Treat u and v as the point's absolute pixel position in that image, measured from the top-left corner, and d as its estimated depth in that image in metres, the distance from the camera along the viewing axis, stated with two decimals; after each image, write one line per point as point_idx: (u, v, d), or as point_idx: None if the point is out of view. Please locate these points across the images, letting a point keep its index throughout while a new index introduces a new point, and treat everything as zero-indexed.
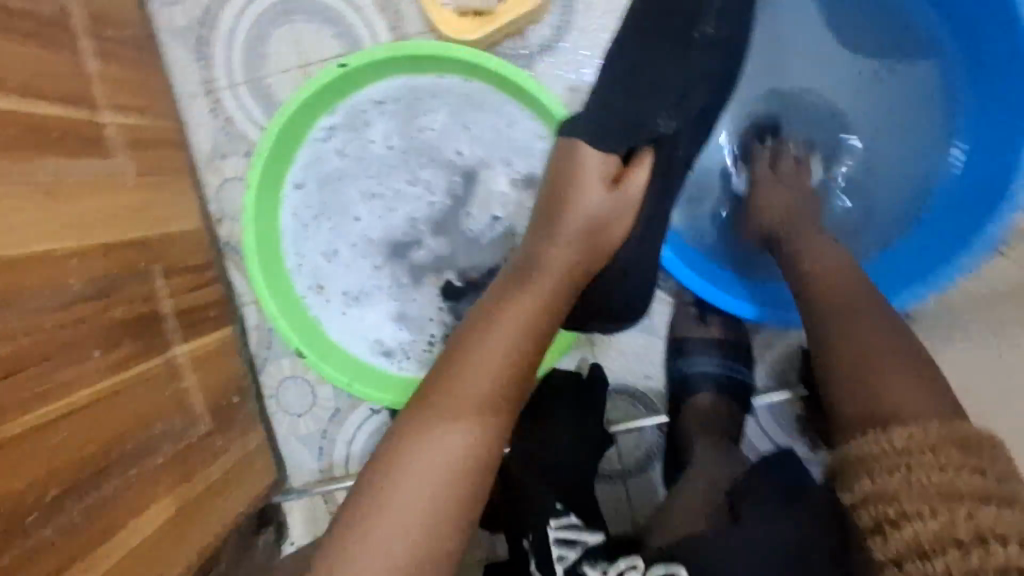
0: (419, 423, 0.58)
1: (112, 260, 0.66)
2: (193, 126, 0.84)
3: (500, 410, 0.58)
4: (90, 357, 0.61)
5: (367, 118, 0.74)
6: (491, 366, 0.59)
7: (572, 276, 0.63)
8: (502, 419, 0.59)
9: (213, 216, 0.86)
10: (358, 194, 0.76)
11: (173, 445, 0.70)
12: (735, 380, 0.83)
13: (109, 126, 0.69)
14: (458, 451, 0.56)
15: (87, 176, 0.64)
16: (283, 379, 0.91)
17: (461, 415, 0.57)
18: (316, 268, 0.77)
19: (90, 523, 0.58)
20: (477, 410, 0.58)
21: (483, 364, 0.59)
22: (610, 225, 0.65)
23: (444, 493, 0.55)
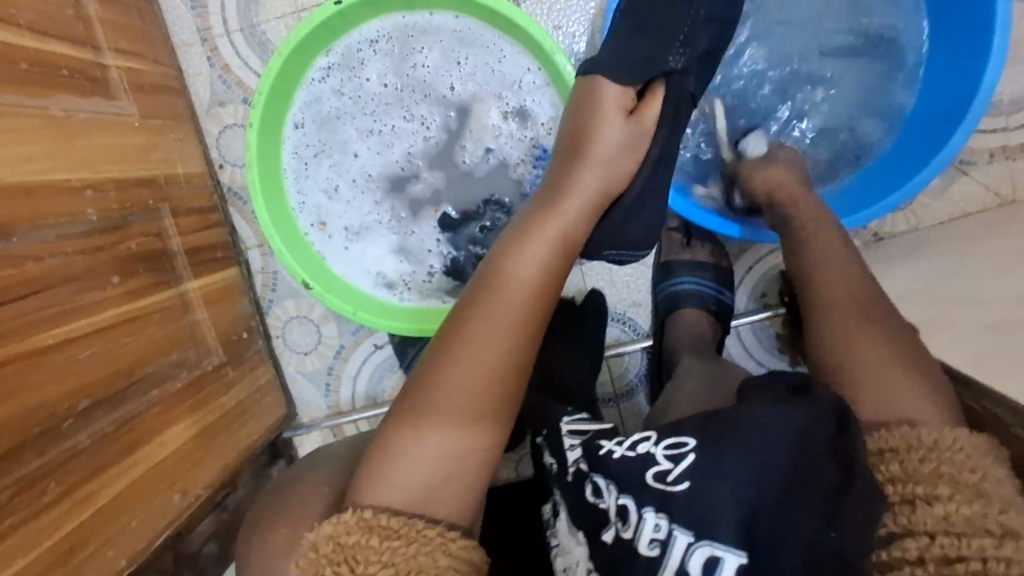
0: (442, 337, 0.63)
1: (123, 195, 0.69)
2: (192, 74, 0.87)
3: (504, 318, 0.62)
4: (108, 284, 0.64)
5: (362, 57, 0.77)
6: (511, 286, 0.63)
7: (565, 197, 0.68)
8: (515, 332, 0.62)
9: (214, 162, 0.89)
10: (356, 132, 0.79)
11: (190, 372, 0.74)
12: (720, 300, 0.86)
13: (111, 68, 0.72)
14: (482, 361, 0.60)
15: (95, 114, 0.67)
16: (290, 320, 0.95)
17: (481, 330, 0.62)
18: (317, 205, 0.81)
19: (119, 436, 0.62)
20: (495, 326, 0.62)
21: (496, 282, 0.64)
22: (605, 147, 0.68)
23: (470, 399, 0.59)
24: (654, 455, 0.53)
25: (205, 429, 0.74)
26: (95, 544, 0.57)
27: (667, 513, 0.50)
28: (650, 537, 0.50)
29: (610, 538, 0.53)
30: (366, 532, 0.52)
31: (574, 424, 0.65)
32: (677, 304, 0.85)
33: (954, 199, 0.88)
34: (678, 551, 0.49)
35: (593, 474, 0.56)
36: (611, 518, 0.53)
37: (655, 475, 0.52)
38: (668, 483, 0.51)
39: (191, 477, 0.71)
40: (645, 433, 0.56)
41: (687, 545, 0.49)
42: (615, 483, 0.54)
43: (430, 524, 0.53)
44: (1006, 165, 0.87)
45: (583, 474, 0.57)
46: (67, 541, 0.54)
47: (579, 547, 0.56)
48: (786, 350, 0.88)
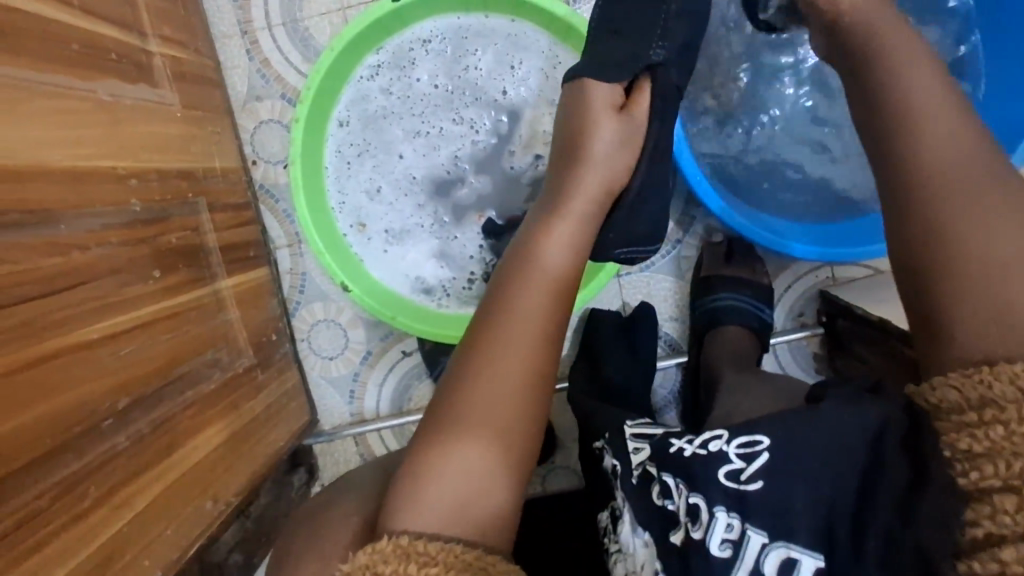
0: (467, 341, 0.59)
1: (165, 187, 0.66)
2: (229, 67, 0.85)
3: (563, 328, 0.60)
4: (149, 278, 0.61)
5: (413, 57, 0.76)
6: (547, 288, 0.60)
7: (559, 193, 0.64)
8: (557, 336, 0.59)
9: (248, 158, 0.87)
10: (402, 133, 0.77)
11: (222, 373, 0.70)
12: (761, 317, 0.85)
13: (156, 55, 0.69)
14: (506, 366, 0.56)
15: (140, 101, 0.65)
16: (316, 323, 0.92)
17: (514, 329, 0.58)
18: (358, 205, 0.78)
19: (154, 439, 0.58)
20: (554, 330, 0.59)
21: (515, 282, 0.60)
22: None
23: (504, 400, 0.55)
24: (725, 453, 0.51)
25: (235, 433, 0.71)
26: (131, 552, 0.54)
27: (740, 512, 0.49)
28: (721, 538, 0.49)
29: (679, 539, 0.52)
30: (403, 560, 0.45)
31: (641, 429, 0.63)
32: (716, 320, 0.83)
33: None
34: (752, 552, 0.47)
35: (662, 474, 0.55)
36: (681, 520, 0.52)
37: (726, 474, 0.50)
38: (741, 482, 0.49)
39: (222, 484, 0.68)
40: (716, 431, 0.54)
41: (762, 545, 0.47)
42: (686, 482, 0.52)
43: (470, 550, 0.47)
44: None
45: (653, 476, 0.56)
46: (106, 548, 0.51)
47: (644, 548, 0.55)
48: (824, 370, 0.87)
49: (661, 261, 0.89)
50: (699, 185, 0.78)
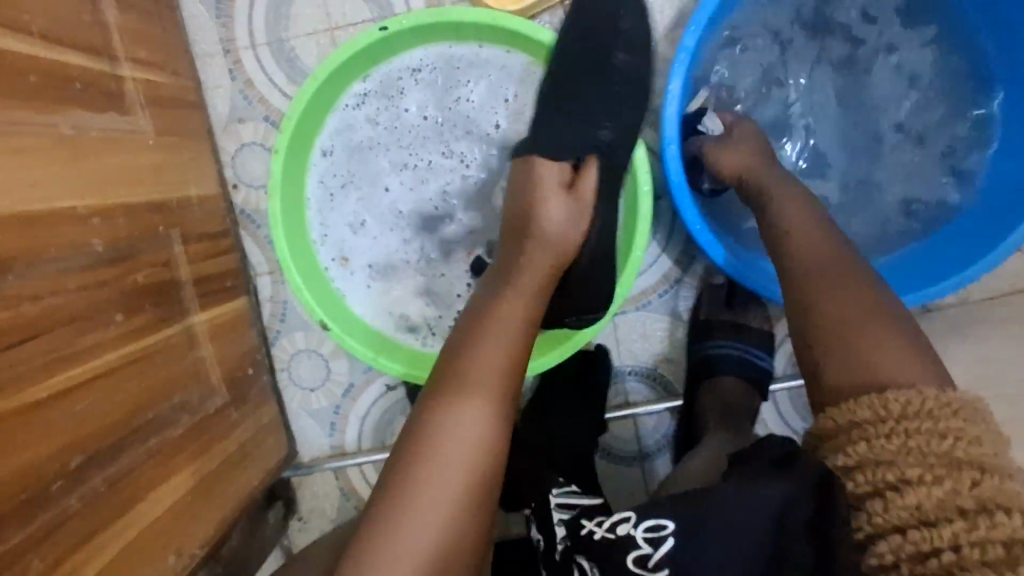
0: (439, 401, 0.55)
1: (134, 222, 0.63)
2: (211, 87, 0.81)
3: None
4: (111, 323, 0.58)
5: (402, 86, 0.72)
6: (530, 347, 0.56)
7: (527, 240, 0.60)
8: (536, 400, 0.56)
9: (228, 182, 0.83)
10: (389, 165, 0.73)
11: (191, 416, 0.67)
12: (760, 366, 0.81)
13: (128, 80, 0.66)
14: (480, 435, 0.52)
15: (107, 131, 0.61)
16: (296, 353, 0.89)
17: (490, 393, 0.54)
18: (341, 239, 0.75)
19: (111, 497, 0.55)
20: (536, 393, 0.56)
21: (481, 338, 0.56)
22: None
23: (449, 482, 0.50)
24: (631, 537, 0.50)
25: (204, 478, 0.68)
26: None
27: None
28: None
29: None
30: None
31: (566, 498, 0.61)
32: (713, 368, 0.80)
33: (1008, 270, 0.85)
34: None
35: (579, 558, 0.53)
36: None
37: (637, 558, 0.49)
38: (650, 569, 0.49)
39: (188, 534, 0.65)
40: (624, 511, 0.52)
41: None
42: (599, 566, 0.51)
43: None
44: None
45: (571, 555, 0.54)
46: None
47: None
48: None
49: (658, 301, 0.85)
50: (699, 233, 0.74)
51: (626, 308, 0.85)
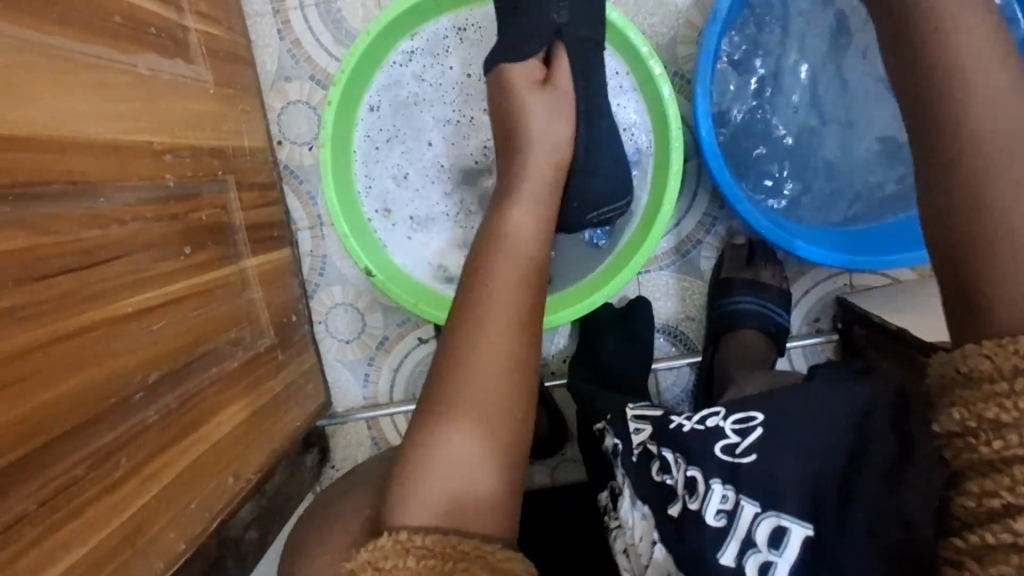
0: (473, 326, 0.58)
1: (198, 164, 0.66)
2: (260, 46, 0.85)
3: None
4: (180, 254, 0.61)
5: (447, 45, 0.76)
6: None
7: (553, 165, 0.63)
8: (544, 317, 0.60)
9: (274, 138, 0.87)
10: (432, 120, 0.77)
11: (245, 352, 0.71)
12: (778, 323, 0.85)
13: (192, 30, 0.69)
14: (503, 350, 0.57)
15: (176, 76, 0.64)
16: (334, 306, 0.93)
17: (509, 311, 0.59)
18: (384, 191, 0.79)
19: (180, 414, 0.59)
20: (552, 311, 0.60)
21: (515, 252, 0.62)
22: None
23: (494, 391, 0.55)
24: (721, 429, 0.54)
25: (256, 411, 0.71)
26: (158, 525, 0.54)
27: (734, 484, 0.50)
28: (717, 509, 0.50)
29: (676, 511, 0.53)
30: (401, 555, 0.46)
31: (642, 410, 0.64)
32: (734, 322, 0.84)
33: None
34: (744, 522, 0.49)
35: (662, 449, 0.57)
36: (678, 492, 0.54)
37: (723, 447, 0.53)
38: (736, 455, 0.52)
39: (242, 461, 0.68)
40: (714, 408, 0.57)
41: (754, 515, 0.49)
42: (684, 456, 0.55)
43: (467, 539, 0.48)
44: None
45: (653, 452, 0.58)
46: (137, 517, 0.51)
47: (643, 520, 0.56)
48: None
49: (682, 261, 0.90)
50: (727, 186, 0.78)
51: (651, 266, 0.89)
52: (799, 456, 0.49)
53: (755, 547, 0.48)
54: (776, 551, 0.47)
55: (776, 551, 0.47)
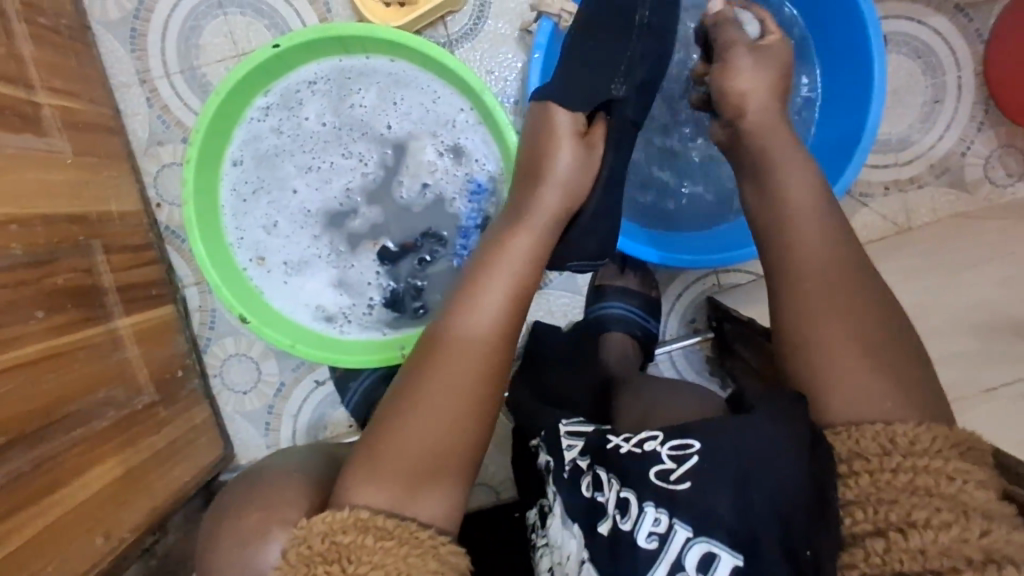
0: None
1: (53, 231, 0.68)
2: (130, 114, 0.88)
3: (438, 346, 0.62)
4: (30, 319, 0.63)
5: (301, 98, 0.80)
6: None
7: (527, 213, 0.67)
8: (492, 348, 0.61)
9: (152, 201, 0.90)
10: (295, 169, 0.81)
11: (117, 411, 0.71)
12: (645, 327, 0.89)
13: (45, 106, 0.72)
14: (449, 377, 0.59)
15: (25, 150, 0.67)
16: (227, 357, 0.94)
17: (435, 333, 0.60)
18: (256, 240, 0.82)
19: (33, 478, 0.58)
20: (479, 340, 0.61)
21: (489, 292, 0.63)
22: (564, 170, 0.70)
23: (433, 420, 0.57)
24: (657, 454, 0.51)
25: (131, 469, 0.71)
26: None
27: (668, 508, 0.49)
28: (649, 531, 0.49)
29: (606, 530, 0.52)
30: (361, 531, 0.52)
31: (576, 426, 0.61)
32: (605, 327, 0.88)
33: (859, 227, 0.93)
34: (676, 546, 0.48)
35: (595, 467, 0.55)
36: (608, 511, 0.52)
37: (658, 473, 0.51)
38: (672, 482, 0.50)
39: (116, 519, 0.68)
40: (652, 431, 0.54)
41: (685, 540, 0.48)
42: (619, 477, 0.53)
43: (422, 528, 0.54)
44: (903, 196, 0.93)
45: (585, 467, 0.56)
46: None
47: (574, 540, 0.54)
48: (715, 373, 0.92)
49: (560, 278, 0.94)
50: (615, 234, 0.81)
51: None
52: (735, 487, 0.47)
53: (684, 571, 0.47)
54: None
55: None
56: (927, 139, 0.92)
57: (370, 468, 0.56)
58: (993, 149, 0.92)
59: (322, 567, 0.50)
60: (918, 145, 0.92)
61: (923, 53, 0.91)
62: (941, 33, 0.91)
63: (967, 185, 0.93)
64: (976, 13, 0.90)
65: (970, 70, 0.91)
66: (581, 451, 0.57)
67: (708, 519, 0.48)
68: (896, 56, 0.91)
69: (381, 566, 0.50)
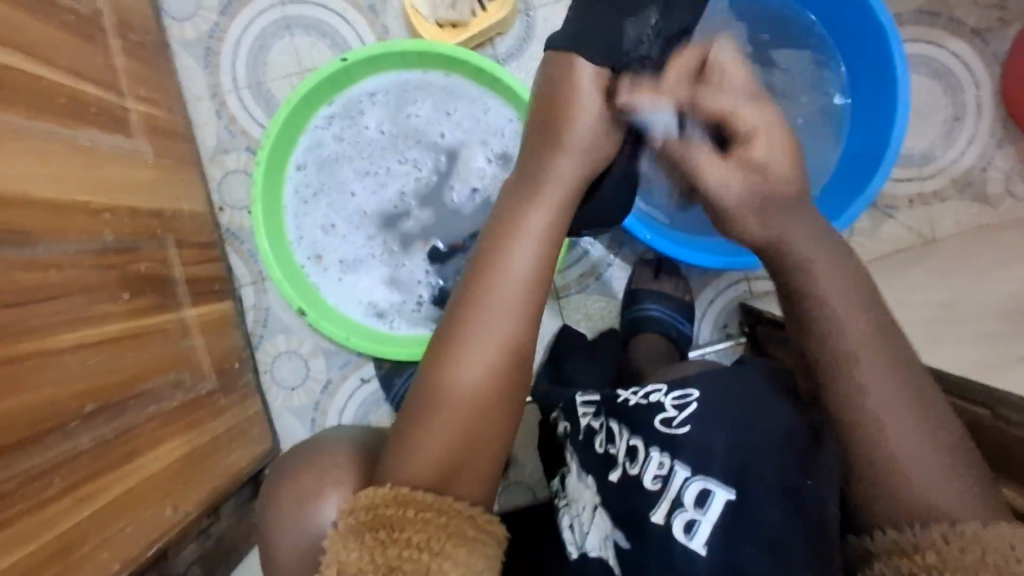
0: None
1: (136, 222, 0.74)
2: (200, 124, 0.95)
3: (467, 322, 0.61)
4: (116, 299, 0.68)
5: (362, 108, 0.86)
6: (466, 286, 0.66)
7: (541, 182, 0.65)
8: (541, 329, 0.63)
9: (215, 205, 0.96)
10: (354, 174, 0.87)
11: (184, 394, 0.75)
12: (679, 328, 0.92)
13: (132, 111, 0.79)
14: (490, 348, 0.60)
15: (115, 148, 0.73)
16: (279, 355, 0.98)
17: (486, 304, 0.61)
18: (314, 240, 0.87)
19: (115, 444, 0.62)
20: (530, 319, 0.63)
21: (513, 263, 0.63)
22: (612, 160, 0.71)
23: (477, 388, 0.58)
24: (662, 403, 0.59)
25: (195, 449, 0.75)
26: (90, 543, 0.57)
27: (670, 451, 0.56)
28: (654, 474, 0.56)
29: (616, 477, 0.58)
30: (401, 504, 0.50)
31: (590, 397, 0.68)
32: (639, 327, 0.92)
33: (884, 238, 0.97)
34: (676, 484, 0.55)
35: (609, 422, 0.63)
36: (619, 460, 0.59)
37: (661, 420, 0.58)
38: (673, 427, 0.57)
39: (180, 494, 0.71)
40: (658, 385, 0.62)
41: (684, 479, 0.54)
42: (628, 427, 0.60)
43: (458, 500, 0.53)
44: (926, 208, 0.97)
45: (598, 427, 0.63)
46: (68, 536, 0.54)
47: (588, 490, 0.61)
48: None
49: (596, 283, 0.98)
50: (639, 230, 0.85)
51: (569, 291, 0.97)
52: (728, 431, 0.55)
53: (683, 506, 0.53)
54: (700, 510, 0.53)
55: (701, 510, 0.53)
56: (949, 155, 0.97)
57: (402, 435, 0.57)
58: (1013, 164, 0.96)
59: (369, 534, 0.49)
60: (940, 160, 0.97)
61: (942, 73, 0.96)
62: (960, 57, 0.96)
63: (988, 198, 0.97)
64: (992, 37, 0.95)
65: (988, 90, 0.96)
66: (596, 414, 0.65)
67: (703, 460, 0.54)
68: (917, 76, 0.97)
69: (424, 532, 0.49)
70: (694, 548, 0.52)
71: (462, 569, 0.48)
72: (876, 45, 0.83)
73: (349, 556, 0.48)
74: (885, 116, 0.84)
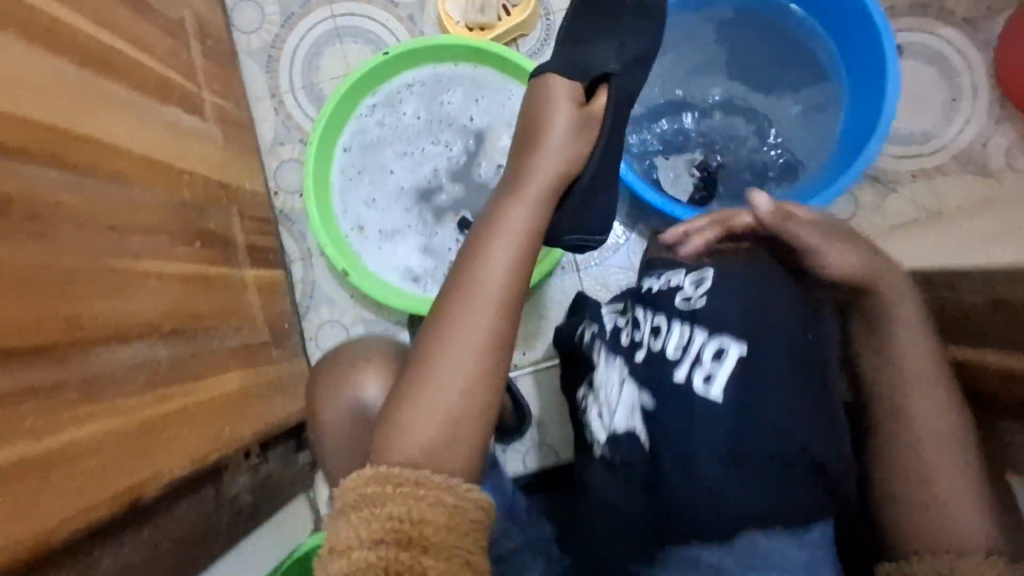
0: None
1: (207, 188, 0.86)
2: (261, 121, 1.09)
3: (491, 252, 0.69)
4: (190, 246, 0.78)
5: (401, 97, 0.98)
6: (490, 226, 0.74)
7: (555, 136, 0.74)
8: None
9: (271, 189, 1.08)
10: (393, 155, 0.98)
11: (241, 338, 0.85)
12: None
13: (206, 100, 0.92)
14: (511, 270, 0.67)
15: (192, 126, 0.86)
16: (323, 324, 1.07)
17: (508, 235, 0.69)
18: (358, 213, 0.98)
19: (185, 363, 0.71)
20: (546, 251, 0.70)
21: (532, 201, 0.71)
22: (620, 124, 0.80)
23: None
24: (680, 284, 0.66)
25: (249, 387, 0.83)
26: (162, 439, 0.65)
27: (690, 322, 0.62)
28: (675, 344, 0.62)
29: (641, 355, 0.65)
30: (382, 482, 0.54)
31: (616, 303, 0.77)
32: None
33: (889, 211, 1.03)
34: (696, 346, 0.61)
35: (633, 311, 0.70)
36: (643, 340, 0.65)
37: (681, 298, 0.65)
38: (691, 300, 0.64)
39: (236, 422, 0.79)
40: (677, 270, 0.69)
41: (702, 340, 0.61)
42: (652, 309, 0.67)
43: (438, 473, 0.55)
44: (930, 182, 1.02)
45: (624, 321, 0.70)
46: (146, 425, 0.63)
47: (616, 372, 0.67)
48: None
49: (613, 255, 1.05)
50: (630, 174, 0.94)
51: (588, 264, 1.05)
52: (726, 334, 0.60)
53: (702, 362, 0.60)
54: (717, 363, 0.59)
55: (717, 363, 0.59)
56: (948, 133, 1.02)
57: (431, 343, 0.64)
58: (1012, 140, 1.01)
59: (353, 514, 0.52)
60: (939, 138, 1.03)
61: (936, 58, 1.03)
62: (953, 43, 1.03)
63: (991, 172, 1.01)
64: (982, 25, 1.02)
65: (982, 72, 1.02)
66: (623, 312, 0.72)
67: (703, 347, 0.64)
68: (912, 62, 1.04)
69: (403, 505, 0.52)
70: (712, 397, 0.59)
71: (444, 534, 0.51)
72: (865, 28, 0.91)
73: (337, 534, 0.52)
74: (876, 92, 0.91)
